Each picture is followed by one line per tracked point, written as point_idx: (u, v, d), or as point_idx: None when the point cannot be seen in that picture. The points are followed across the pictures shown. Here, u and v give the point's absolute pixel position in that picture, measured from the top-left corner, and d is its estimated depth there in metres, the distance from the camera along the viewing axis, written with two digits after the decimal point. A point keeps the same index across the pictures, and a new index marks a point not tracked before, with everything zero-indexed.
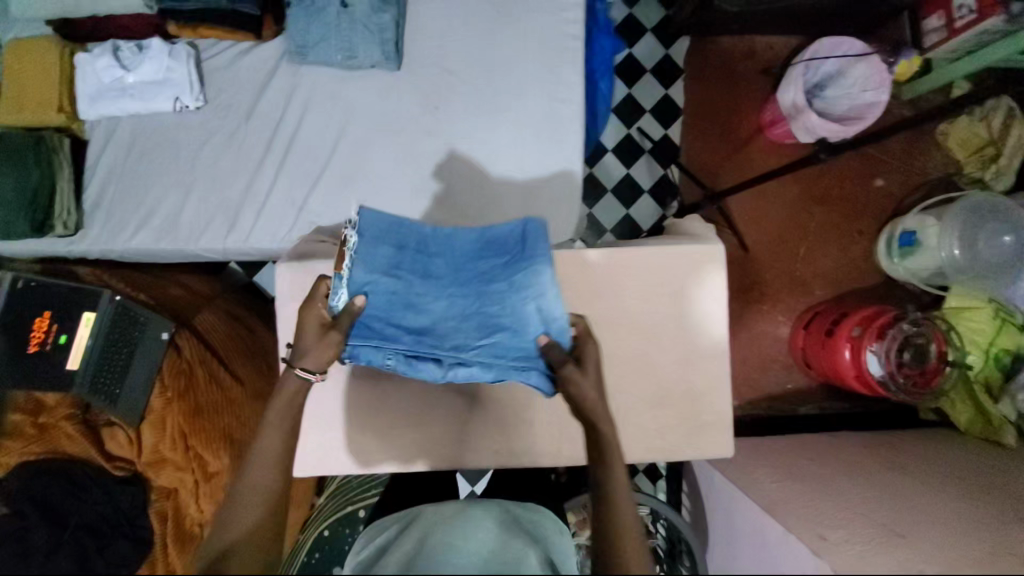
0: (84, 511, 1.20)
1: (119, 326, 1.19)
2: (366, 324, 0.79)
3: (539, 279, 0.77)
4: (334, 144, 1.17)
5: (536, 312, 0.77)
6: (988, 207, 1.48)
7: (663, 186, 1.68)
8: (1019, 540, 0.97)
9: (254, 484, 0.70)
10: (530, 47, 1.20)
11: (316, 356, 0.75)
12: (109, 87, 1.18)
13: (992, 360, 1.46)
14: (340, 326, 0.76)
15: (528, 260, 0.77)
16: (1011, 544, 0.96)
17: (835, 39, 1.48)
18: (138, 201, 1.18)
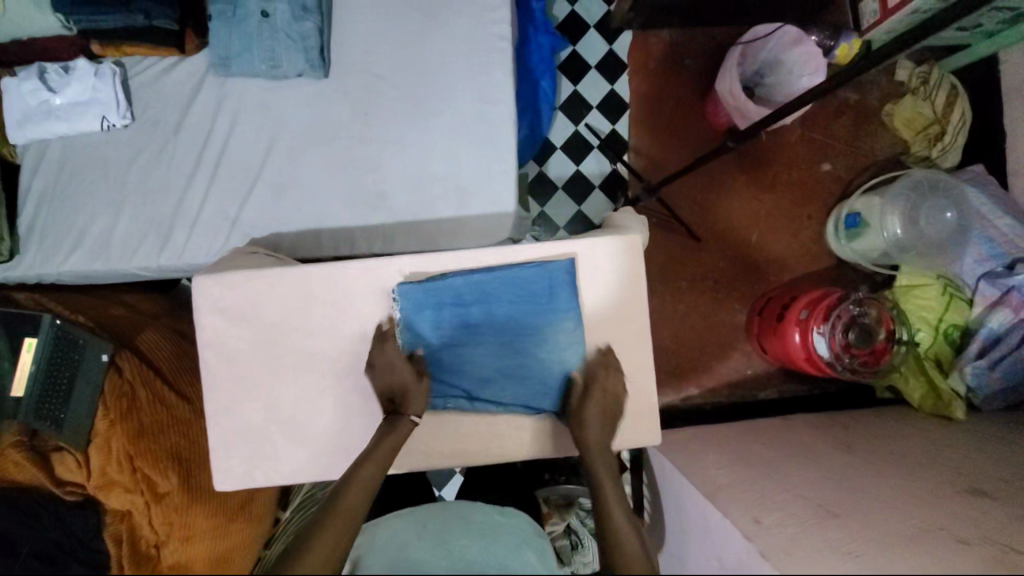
0: (33, 541, 1.23)
1: (60, 349, 1.16)
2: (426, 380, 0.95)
3: (558, 337, 0.96)
4: (264, 154, 1.19)
5: (558, 357, 0.95)
6: (930, 184, 1.51)
7: (612, 180, 1.69)
8: (956, 512, 0.98)
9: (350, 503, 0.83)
10: (457, 51, 1.21)
11: (419, 400, 0.91)
12: (37, 110, 1.17)
13: (942, 335, 1.49)
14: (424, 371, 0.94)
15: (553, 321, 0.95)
16: (949, 518, 0.96)
17: (770, 27, 1.51)
18: (71, 222, 1.19)
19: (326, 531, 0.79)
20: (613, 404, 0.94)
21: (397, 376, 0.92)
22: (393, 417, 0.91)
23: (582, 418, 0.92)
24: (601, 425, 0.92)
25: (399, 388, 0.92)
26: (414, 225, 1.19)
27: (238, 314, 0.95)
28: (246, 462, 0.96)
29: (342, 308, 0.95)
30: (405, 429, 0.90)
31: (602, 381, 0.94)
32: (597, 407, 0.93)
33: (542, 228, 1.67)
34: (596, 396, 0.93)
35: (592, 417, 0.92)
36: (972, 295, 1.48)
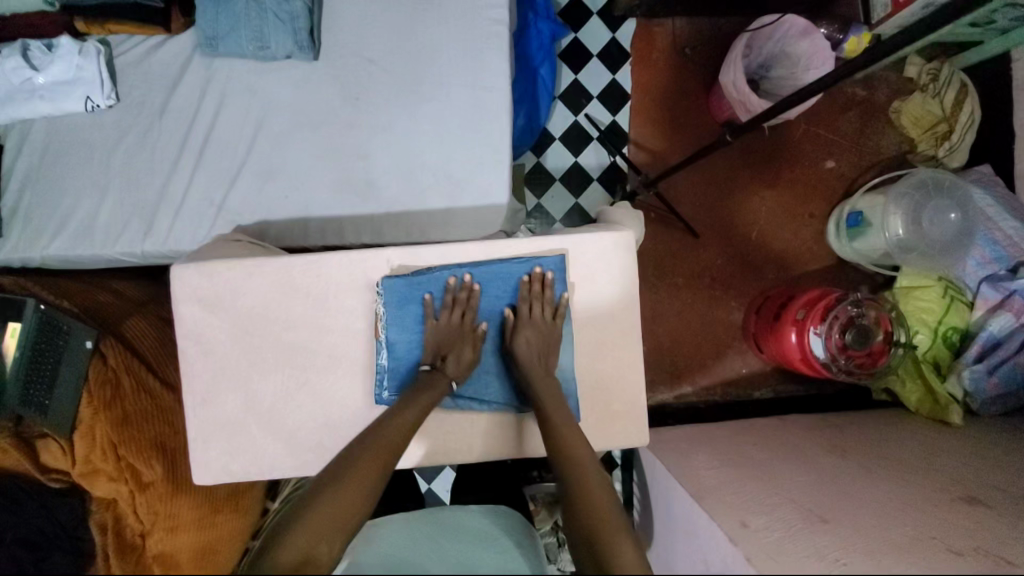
0: (20, 526, 1.23)
1: (43, 337, 1.13)
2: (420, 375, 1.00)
3: None
4: (252, 138, 1.16)
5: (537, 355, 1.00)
6: (934, 184, 1.46)
7: (610, 173, 1.65)
8: (948, 520, 0.97)
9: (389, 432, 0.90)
10: (452, 35, 1.18)
11: (462, 371, 0.98)
12: (19, 88, 1.14)
13: (941, 338, 1.46)
14: (474, 342, 0.99)
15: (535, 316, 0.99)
16: (941, 526, 0.94)
17: (777, 18, 1.45)
18: (54, 205, 1.17)
19: (365, 464, 0.86)
20: (544, 334, 0.98)
21: (459, 340, 0.98)
22: (436, 375, 0.98)
23: (517, 355, 0.97)
24: (537, 359, 0.97)
25: (456, 354, 0.98)
26: (405, 215, 1.16)
27: (215, 304, 0.99)
28: (220, 451, 1.00)
29: (324, 299, 1.00)
30: (444, 389, 0.97)
31: (533, 316, 0.98)
32: (526, 341, 0.97)
33: (537, 221, 1.63)
34: (524, 330, 0.97)
35: (526, 355, 0.97)
36: (973, 298, 1.46)
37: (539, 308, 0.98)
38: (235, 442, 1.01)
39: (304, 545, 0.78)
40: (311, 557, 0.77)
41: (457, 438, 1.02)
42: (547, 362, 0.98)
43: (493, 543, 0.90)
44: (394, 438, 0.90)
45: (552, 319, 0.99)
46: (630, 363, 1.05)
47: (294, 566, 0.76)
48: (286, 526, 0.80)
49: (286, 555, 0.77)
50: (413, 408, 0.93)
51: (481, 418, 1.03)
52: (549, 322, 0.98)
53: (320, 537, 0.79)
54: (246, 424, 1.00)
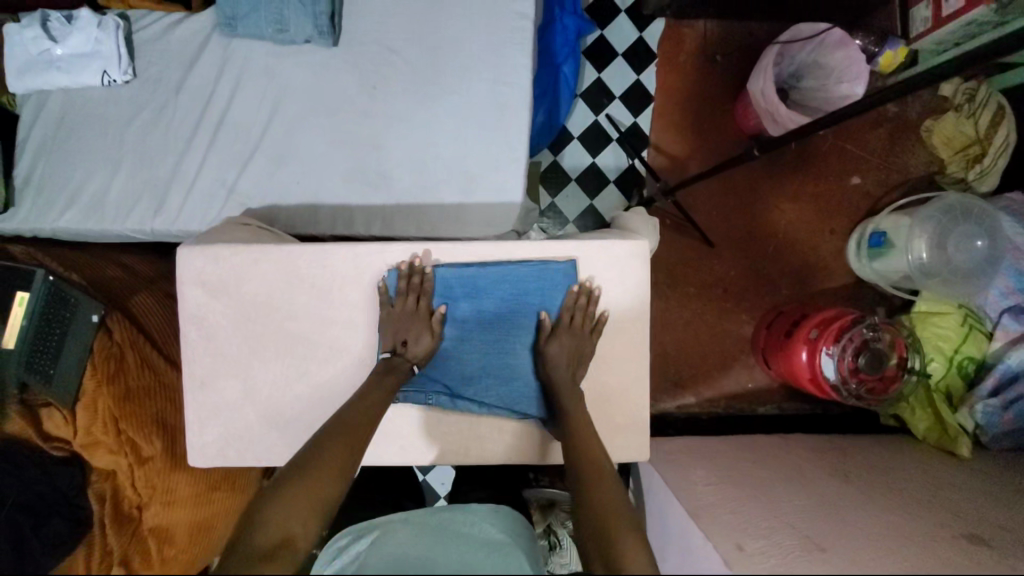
0: (21, 492, 1.24)
1: (50, 306, 1.16)
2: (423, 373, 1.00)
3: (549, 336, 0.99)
4: (267, 122, 1.15)
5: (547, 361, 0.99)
6: (962, 209, 1.41)
7: (628, 176, 1.62)
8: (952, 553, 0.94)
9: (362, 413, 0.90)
10: (475, 26, 1.15)
11: (423, 356, 0.97)
12: (36, 58, 1.13)
13: (955, 368, 1.43)
14: (431, 326, 0.98)
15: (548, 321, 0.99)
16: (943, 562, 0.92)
17: (812, 25, 1.39)
18: (66, 177, 1.17)
19: (338, 445, 0.85)
20: (578, 344, 0.97)
21: (416, 325, 0.97)
22: (396, 360, 0.96)
23: (549, 359, 0.96)
24: (566, 365, 0.97)
25: (416, 339, 0.97)
26: (417, 210, 1.15)
27: (219, 289, 0.99)
28: (218, 434, 1.01)
29: (329, 291, 1.00)
30: (406, 374, 0.96)
31: (571, 324, 0.97)
32: (560, 347, 0.96)
33: (550, 220, 1.61)
34: (561, 337, 0.97)
35: (557, 358, 0.96)
36: (992, 329, 1.42)
37: (579, 318, 0.98)
38: (234, 427, 1.01)
39: (281, 527, 0.74)
40: (291, 537, 0.74)
41: (457, 439, 1.02)
42: (575, 371, 0.97)
43: (496, 539, 0.88)
44: (367, 420, 0.90)
45: (590, 332, 0.98)
46: (636, 375, 1.03)
47: (274, 547, 0.72)
48: (257, 510, 0.76)
49: (264, 536, 0.73)
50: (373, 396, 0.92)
51: (481, 420, 1.02)
52: (586, 334, 0.98)
53: (295, 517, 0.75)
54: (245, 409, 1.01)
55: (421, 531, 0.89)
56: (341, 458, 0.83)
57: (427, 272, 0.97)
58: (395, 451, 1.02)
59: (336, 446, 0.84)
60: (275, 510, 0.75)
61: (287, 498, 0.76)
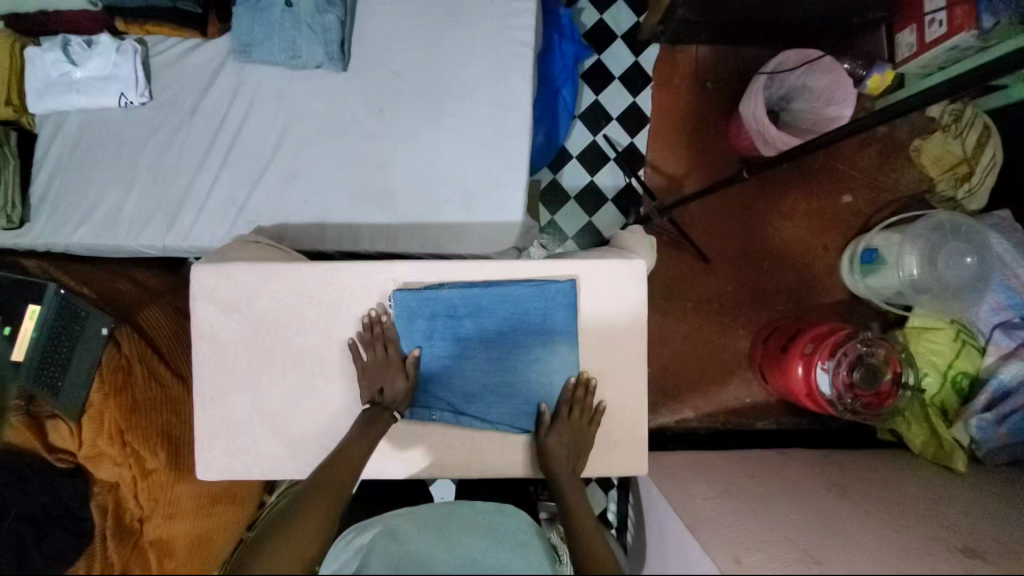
0: (24, 503, 1.25)
1: (61, 322, 1.18)
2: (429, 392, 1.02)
3: (552, 354, 1.02)
4: (278, 143, 1.20)
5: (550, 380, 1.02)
6: (951, 227, 1.44)
7: (626, 195, 1.66)
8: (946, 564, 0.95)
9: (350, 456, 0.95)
10: (478, 52, 1.20)
11: (401, 399, 1.00)
12: (57, 81, 1.18)
13: (950, 383, 1.45)
14: (407, 374, 1.01)
15: (549, 339, 1.02)
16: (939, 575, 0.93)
17: (800, 51, 1.45)
18: (81, 196, 1.21)
19: (313, 509, 0.87)
20: (576, 436, 1.00)
21: (390, 372, 1.00)
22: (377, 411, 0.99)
23: (551, 453, 0.99)
24: (565, 457, 0.99)
25: (391, 386, 0.99)
26: (420, 227, 1.18)
27: (230, 303, 1.02)
28: (224, 445, 1.03)
29: (337, 307, 1.02)
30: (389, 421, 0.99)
31: (569, 417, 1.00)
32: (558, 441, 0.99)
33: (550, 237, 1.65)
34: (559, 431, 0.99)
35: (556, 451, 0.99)
36: (985, 343, 1.44)
37: (575, 410, 1.01)
38: (239, 438, 1.03)
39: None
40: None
41: (460, 454, 1.04)
42: (574, 466, 0.99)
43: (498, 541, 0.90)
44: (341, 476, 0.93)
45: (588, 422, 1.01)
46: (635, 391, 1.05)
47: None
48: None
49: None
50: (343, 460, 0.94)
51: (481, 435, 1.04)
52: (584, 426, 1.01)
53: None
54: (252, 422, 1.03)
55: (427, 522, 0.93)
56: (316, 521, 0.86)
57: (389, 320, 1.01)
58: (398, 465, 1.04)
59: (311, 511, 0.87)
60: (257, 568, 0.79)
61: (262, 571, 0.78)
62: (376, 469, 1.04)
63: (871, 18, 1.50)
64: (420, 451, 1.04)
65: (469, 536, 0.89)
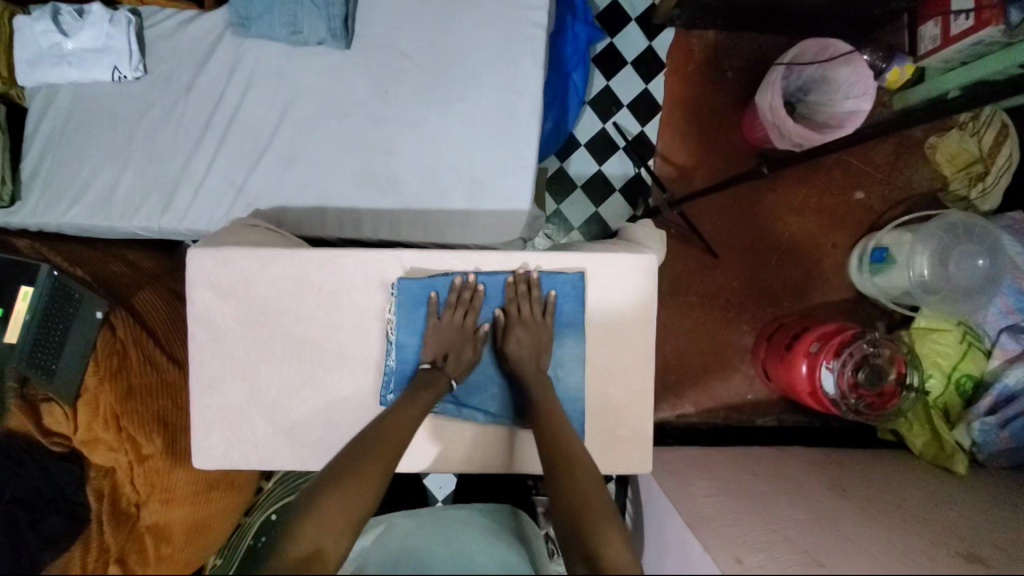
0: (19, 486, 1.24)
1: (53, 304, 1.14)
2: None
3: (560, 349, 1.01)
4: (278, 123, 1.15)
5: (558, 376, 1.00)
6: (963, 228, 1.41)
7: (634, 185, 1.63)
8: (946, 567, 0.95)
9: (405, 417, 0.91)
10: (488, 33, 1.15)
11: (460, 368, 0.99)
12: (47, 52, 1.13)
13: (954, 385, 1.45)
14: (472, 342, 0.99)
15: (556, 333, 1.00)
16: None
17: (819, 41, 1.40)
18: (73, 174, 1.17)
19: (370, 458, 0.85)
20: (534, 334, 0.98)
21: (462, 339, 0.99)
22: (434, 375, 0.97)
23: (514, 355, 0.98)
24: (529, 355, 0.98)
25: (460, 352, 0.99)
26: (424, 214, 1.15)
27: (228, 290, 0.99)
28: (222, 435, 1.01)
29: (338, 297, 1.00)
30: (445, 387, 0.97)
31: (520, 315, 0.98)
32: (517, 344, 0.98)
33: (555, 226, 1.61)
34: (512, 332, 0.98)
35: (518, 353, 0.98)
36: (991, 346, 1.43)
37: (529, 307, 0.98)
38: (237, 428, 1.01)
39: (311, 540, 0.75)
40: (320, 550, 0.75)
41: (462, 449, 1.03)
42: (539, 362, 0.98)
43: (496, 536, 0.90)
44: (397, 432, 0.89)
45: (542, 315, 0.98)
46: (641, 389, 1.03)
47: (306, 558, 0.74)
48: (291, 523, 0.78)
49: (298, 545, 0.75)
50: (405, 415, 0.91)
51: (485, 430, 1.03)
52: (540, 319, 0.98)
53: (325, 532, 0.76)
54: (251, 412, 1.01)
55: (424, 521, 0.93)
56: (374, 470, 0.84)
57: (479, 289, 0.99)
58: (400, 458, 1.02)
59: (367, 460, 0.85)
60: (310, 527, 0.76)
61: (318, 514, 0.78)
62: None
63: None
64: (421, 444, 1.02)
65: (467, 531, 0.90)
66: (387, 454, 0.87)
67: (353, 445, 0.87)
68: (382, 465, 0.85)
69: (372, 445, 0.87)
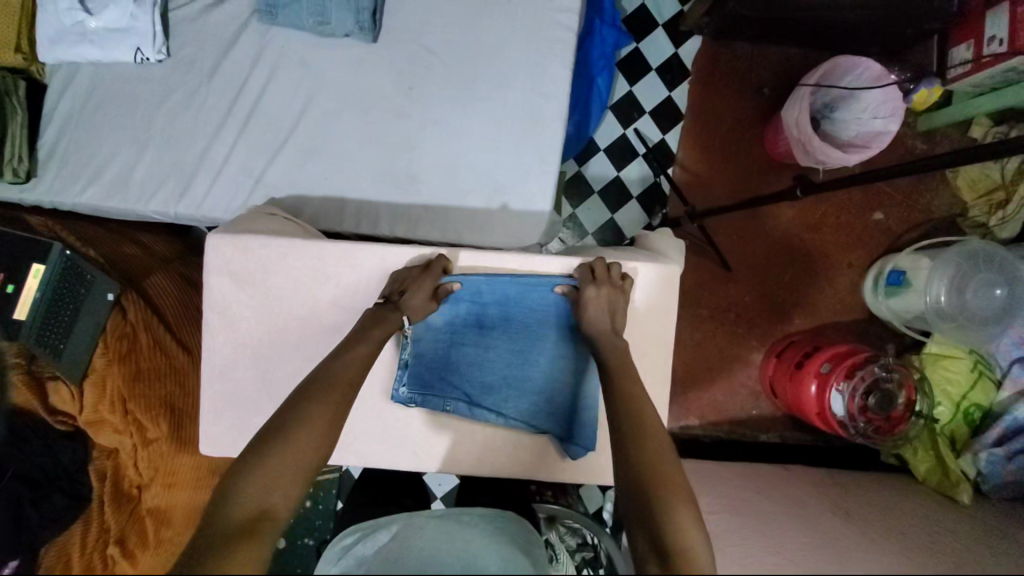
0: (21, 462, 1.23)
1: (67, 280, 1.15)
2: (449, 385, 0.99)
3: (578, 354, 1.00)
4: (299, 115, 1.14)
5: (574, 380, 1.00)
6: (984, 256, 1.38)
7: (652, 194, 1.61)
8: None
9: (355, 358, 0.87)
10: (517, 33, 1.14)
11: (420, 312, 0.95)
12: (70, 30, 1.12)
13: (962, 414, 1.44)
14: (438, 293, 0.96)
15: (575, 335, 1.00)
16: None
17: (852, 59, 1.37)
18: (91, 153, 1.16)
19: (318, 408, 0.79)
20: (614, 297, 0.95)
21: (422, 281, 0.95)
22: (387, 309, 0.93)
23: (591, 321, 0.93)
24: (605, 319, 0.93)
25: (417, 290, 0.94)
26: (442, 215, 1.13)
27: (246, 280, 0.99)
28: (231, 426, 1.01)
29: (356, 292, 0.99)
30: (397, 322, 0.93)
31: (598, 279, 0.95)
32: (594, 305, 0.93)
33: (570, 231, 1.60)
34: (592, 295, 0.94)
35: (594, 311, 0.93)
36: (1002, 377, 1.43)
37: (609, 274, 0.96)
38: (248, 420, 1.01)
39: (258, 498, 0.71)
40: (267, 510, 0.70)
41: (471, 452, 1.03)
42: (614, 326, 0.94)
43: (497, 539, 0.90)
44: (343, 376, 0.84)
45: (623, 282, 0.97)
46: (655, 403, 1.03)
47: (251, 520, 0.69)
48: (230, 481, 0.72)
49: (240, 510, 0.70)
50: (349, 362, 0.86)
51: (496, 435, 1.03)
52: (621, 287, 0.96)
53: (272, 490, 0.72)
54: (259, 405, 1.01)
55: (428, 522, 0.94)
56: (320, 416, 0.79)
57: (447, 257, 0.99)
58: (408, 459, 1.03)
59: (316, 408, 0.79)
60: (252, 485, 0.71)
61: (262, 469, 0.72)
62: (386, 460, 1.03)
63: (927, 29, 1.43)
64: (432, 441, 1.03)
65: (468, 532, 0.90)
66: (336, 400, 0.81)
67: (296, 391, 0.81)
68: (329, 409, 0.80)
69: (319, 391, 0.81)
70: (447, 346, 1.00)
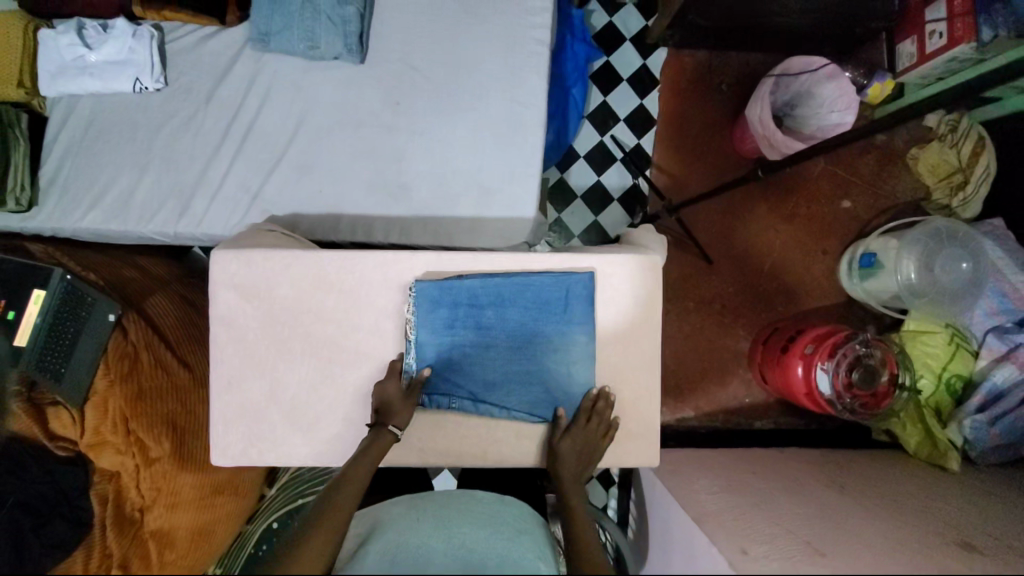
0: (22, 490, 1.23)
1: (68, 306, 1.17)
2: (454, 380, 1.02)
3: (573, 342, 1.02)
4: (292, 134, 1.20)
5: (575, 369, 1.02)
6: (948, 233, 1.47)
7: (632, 195, 1.68)
8: (936, 546, 0.97)
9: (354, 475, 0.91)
10: (495, 48, 1.22)
11: (403, 414, 0.98)
12: (70, 64, 1.18)
13: (944, 385, 1.49)
14: (412, 388, 1.00)
15: (568, 325, 1.02)
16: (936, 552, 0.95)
17: (805, 59, 1.48)
18: (92, 179, 1.20)
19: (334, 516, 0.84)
20: (588, 444, 1.00)
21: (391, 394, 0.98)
22: (377, 424, 0.98)
23: (557, 455, 0.99)
24: (575, 462, 0.99)
25: (381, 390, 0.99)
26: (433, 220, 1.19)
27: (250, 290, 1.02)
28: (240, 433, 1.03)
29: (356, 295, 1.03)
30: (387, 436, 0.97)
31: (584, 425, 1.00)
32: (570, 444, 0.99)
33: (556, 234, 1.67)
34: (573, 433, 1.00)
35: (568, 454, 0.99)
36: (978, 347, 1.49)
37: (594, 420, 1.01)
38: (253, 425, 1.03)
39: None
40: None
41: (475, 445, 1.05)
42: (583, 470, 1.00)
43: (497, 528, 0.93)
44: (347, 498, 0.87)
45: (603, 436, 1.01)
46: (648, 386, 1.06)
47: None
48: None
49: None
50: (344, 491, 0.88)
51: (499, 425, 1.05)
52: (598, 438, 1.01)
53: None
54: (264, 411, 1.03)
55: (423, 513, 0.94)
56: (328, 538, 0.80)
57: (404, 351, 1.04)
58: (412, 454, 1.04)
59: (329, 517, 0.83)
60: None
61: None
62: (390, 457, 1.04)
63: (874, 28, 1.54)
64: (434, 436, 1.04)
65: (467, 523, 0.92)
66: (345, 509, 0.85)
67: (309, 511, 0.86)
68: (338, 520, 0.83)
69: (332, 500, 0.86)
70: (449, 347, 1.02)
